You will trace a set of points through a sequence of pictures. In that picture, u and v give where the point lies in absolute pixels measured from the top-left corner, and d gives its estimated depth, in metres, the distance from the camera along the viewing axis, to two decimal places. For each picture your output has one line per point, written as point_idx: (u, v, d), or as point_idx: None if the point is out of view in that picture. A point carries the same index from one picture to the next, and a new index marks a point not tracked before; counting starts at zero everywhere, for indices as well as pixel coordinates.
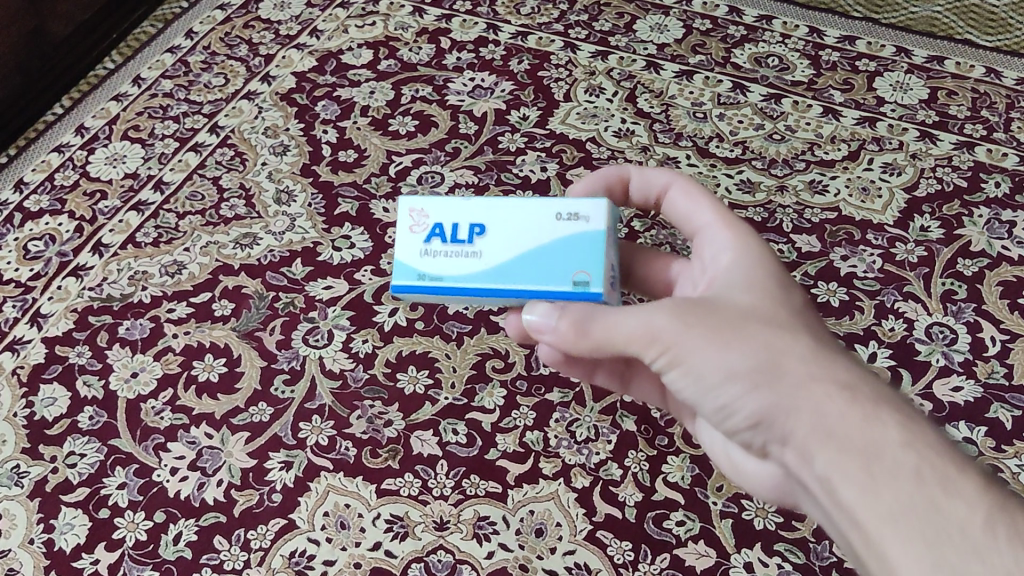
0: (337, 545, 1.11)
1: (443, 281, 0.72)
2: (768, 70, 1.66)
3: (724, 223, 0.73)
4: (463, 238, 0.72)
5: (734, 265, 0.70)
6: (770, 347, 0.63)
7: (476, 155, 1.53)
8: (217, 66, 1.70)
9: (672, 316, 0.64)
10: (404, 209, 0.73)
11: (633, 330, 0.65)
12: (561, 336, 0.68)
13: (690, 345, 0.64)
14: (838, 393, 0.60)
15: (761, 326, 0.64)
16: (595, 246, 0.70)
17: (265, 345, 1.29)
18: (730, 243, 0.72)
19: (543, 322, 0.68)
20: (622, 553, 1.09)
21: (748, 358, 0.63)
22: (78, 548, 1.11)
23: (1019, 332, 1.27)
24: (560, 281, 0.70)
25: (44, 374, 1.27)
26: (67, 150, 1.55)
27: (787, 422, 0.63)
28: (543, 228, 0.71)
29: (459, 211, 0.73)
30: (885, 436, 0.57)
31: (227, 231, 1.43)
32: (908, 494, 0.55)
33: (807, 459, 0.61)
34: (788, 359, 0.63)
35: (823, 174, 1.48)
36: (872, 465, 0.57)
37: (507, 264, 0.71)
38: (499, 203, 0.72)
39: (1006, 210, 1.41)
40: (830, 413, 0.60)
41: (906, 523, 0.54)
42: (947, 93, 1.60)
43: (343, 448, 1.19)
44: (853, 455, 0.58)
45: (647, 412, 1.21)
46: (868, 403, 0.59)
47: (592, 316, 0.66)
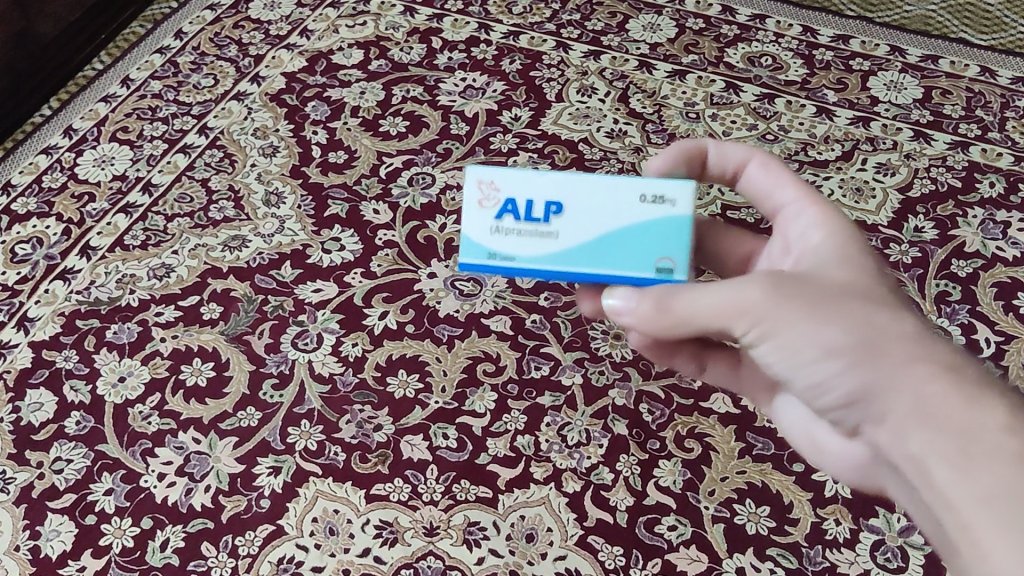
0: (326, 551, 1.10)
1: (516, 261, 0.72)
2: (761, 69, 1.65)
3: (814, 202, 0.72)
4: (538, 216, 0.71)
5: (827, 240, 0.69)
6: (871, 324, 0.61)
7: (467, 156, 1.52)
8: (207, 67, 1.68)
9: (768, 288, 0.62)
10: (475, 182, 0.72)
11: (723, 304, 0.62)
12: (642, 317, 0.66)
13: (785, 320, 0.62)
14: (939, 373, 0.59)
15: (858, 301, 0.62)
16: (677, 232, 0.70)
17: (254, 349, 1.28)
18: (819, 218, 0.71)
19: (622, 306, 0.67)
20: (613, 559, 1.08)
21: (847, 334, 0.61)
22: (64, 555, 1.10)
23: (1015, 334, 1.26)
24: (640, 267, 0.71)
25: (30, 379, 1.25)
26: (55, 152, 1.54)
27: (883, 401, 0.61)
28: (621, 209, 0.70)
29: (534, 187, 0.71)
30: (987, 420, 0.56)
31: (216, 234, 1.42)
32: (1009, 482, 0.54)
33: (901, 438, 0.60)
34: (888, 336, 0.61)
35: (816, 174, 1.47)
36: (969, 449, 0.56)
37: (584, 247, 0.71)
38: (576, 179, 0.71)
39: (1001, 211, 1.41)
40: (931, 394, 0.59)
41: (1007, 510, 0.53)
42: (942, 93, 1.59)
43: (332, 453, 1.18)
44: (952, 438, 0.57)
45: (638, 416, 1.20)
46: (969, 384, 0.58)
47: (680, 294, 0.64)
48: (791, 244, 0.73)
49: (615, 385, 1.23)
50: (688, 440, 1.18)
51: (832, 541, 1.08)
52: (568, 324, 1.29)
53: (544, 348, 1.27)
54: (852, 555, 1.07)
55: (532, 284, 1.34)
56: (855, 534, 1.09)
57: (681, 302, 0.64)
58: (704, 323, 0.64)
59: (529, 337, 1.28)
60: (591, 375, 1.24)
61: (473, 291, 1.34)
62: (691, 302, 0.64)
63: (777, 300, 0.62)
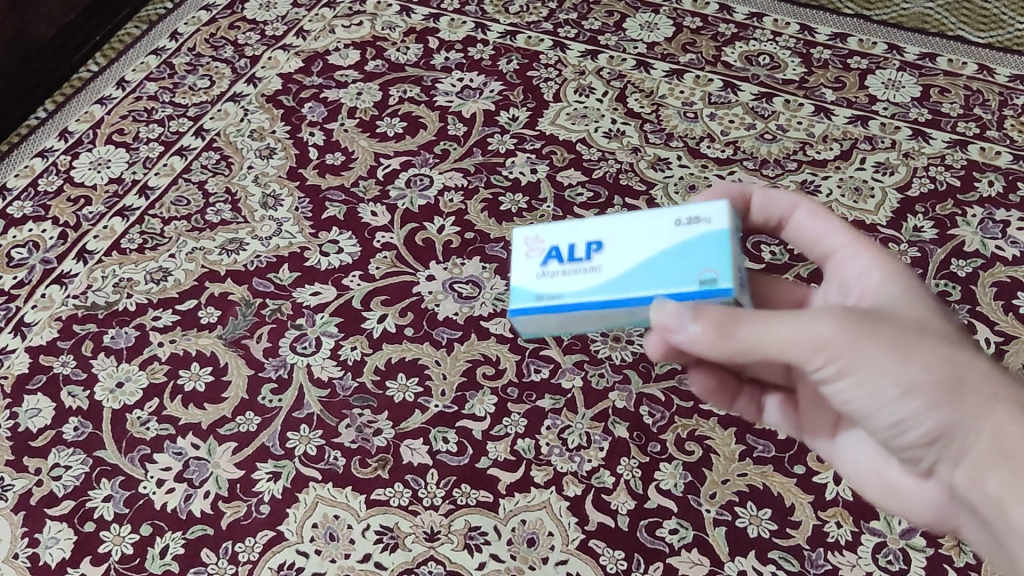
0: (326, 557, 1.10)
1: (561, 298, 0.72)
2: (759, 68, 1.65)
3: (865, 245, 0.74)
4: (580, 256, 0.73)
5: (887, 279, 0.70)
6: (948, 363, 0.62)
7: (464, 157, 1.52)
8: (202, 68, 1.68)
9: (847, 325, 0.61)
10: (520, 239, 0.76)
11: (800, 340, 0.61)
12: (700, 342, 0.63)
13: (862, 356, 0.62)
14: (1019, 412, 0.60)
15: (934, 340, 0.63)
16: (718, 244, 0.70)
17: (252, 353, 1.27)
18: (874, 259, 0.72)
19: (674, 325, 0.64)
20: (615, 563, 1.08)
21: (929, 372, 0.61)
22: (63, 562, 1.09)
23: (1014, 334, 1.26)
24: (685, 281, 0.69)
25: (28, 385, 1.25)
26: (51, 155, 1.53)
27: (963, 437, 0.62)
28: (661, 236, 0.72)
29: (575, 233, 0.74)
30: None
31: (213, 237, 1.41)
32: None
33: (980, 473, 0.61)
34: (965, 372, 0.61)
35: (815, 174, 1.46)
36: None
37: (627, 274, 0.71)
38: (614, 222, 0.74)
39: (1000, 209, 1.40)
40: (1011, 436, 0.59)
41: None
42: (940, 91, 1.58)
43: (331, 458, 1.17)
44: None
45: (640, 419, 1.19)
46: None
47: (743, 320, 0.62)
48: (850, 282, 0.74)
49: (615, 387, 1.22)
50: (688, 442, 1.17)
51: (834, 544, 1.08)
52: None
53: (543, 350, 1.27)
54: (854, 558, 1.07)
55: None
56: (857, 537, 1.08)
57: (751, 333, 0.62)
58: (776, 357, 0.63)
59: (529, 340, 1.28)
60: (591, 378, 1.23)
61: (472, 293, 1.33)
62: (761, 334, 0.62)
63: (855, 336, 0.61)
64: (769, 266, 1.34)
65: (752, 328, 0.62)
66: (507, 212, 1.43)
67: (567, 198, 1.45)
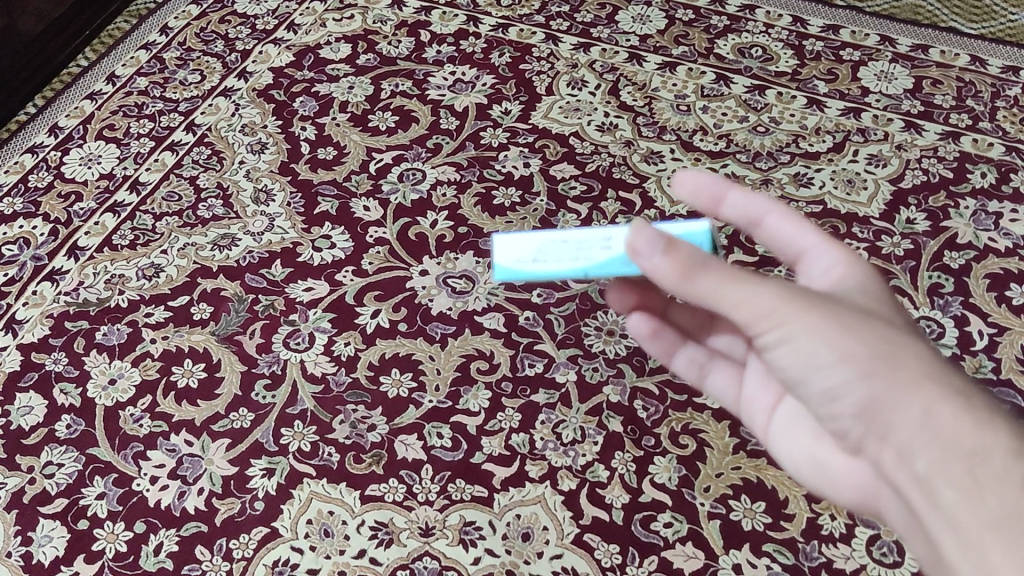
0: (321, 553, 1.09)
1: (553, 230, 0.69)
2: (751, 60, 1.64)
3: (837, 246, 0.68)
4: None
5: (851, 279, 0.65)
6: (889, 343, 0.59)
7: (457, 152, 1.51)
8: (193, 62, 1.67)
9: (789, 293, 0.58)
10: None
11: (743, 299, 0.58)
12: (659, 272, 0.58)
13: (801, 323, 0.59)
14: (950, 392, 0.56)
15: (875, 322, 0.60)
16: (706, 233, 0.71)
17: (245, 349, 1.27)
18: (842, 259, 0.67)
19: (641, 248, 0.57)
20: (610, 557, 1.08)
21: (865, 346, 0.58)
22: (57, 561, 1.09)
23: (1007, 325, 1.26)
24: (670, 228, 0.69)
25: (20, 383, 1.24)
26: (41, 150, 1.52)
27: (889, 415, 0.58)
28: None
29: None
30: (996, 443, 0.53)
31: (205, 232, 1.41)
32: (1013, 506, 0.51)
33: (907, 454, 0.57)
34: (900, 350, 0.58)
35: (808, 167, 1.46)
36: (975, 471, 0.53)
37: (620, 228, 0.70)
38: None
39: (993, 201, 1.40)
40: (940, 415, 0.55)
41: (1013, 536, 0.50)
42: (932, 83, 1.58)
43: (326, 454, 1.17)
44: (959, 459, 0.54)
45: (634, 413, 1.20)
46: (982, 408, 0.55)
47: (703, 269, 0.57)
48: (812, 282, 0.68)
49: (609, 381, 1.23)
50: (682, 436, 1.17)
51: (828, 536, 1.08)
52: (562, 320, 1.29)
53: (537, 345, 1.27)
54: (848, 550, 1.07)
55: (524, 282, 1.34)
56: (851, 529, 1.09)
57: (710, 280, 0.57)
58: (726, 313, 0.60)
59: (522, 334, 1.28)
60: (585, 372, 1.24)
61: (466, 288, 1.33)
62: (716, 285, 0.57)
63: (798, 307, 0.59)
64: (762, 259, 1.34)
65: (709, 276, 0.57)
66: (500, 206, 1.43)
67: (560, 191, 1.44)
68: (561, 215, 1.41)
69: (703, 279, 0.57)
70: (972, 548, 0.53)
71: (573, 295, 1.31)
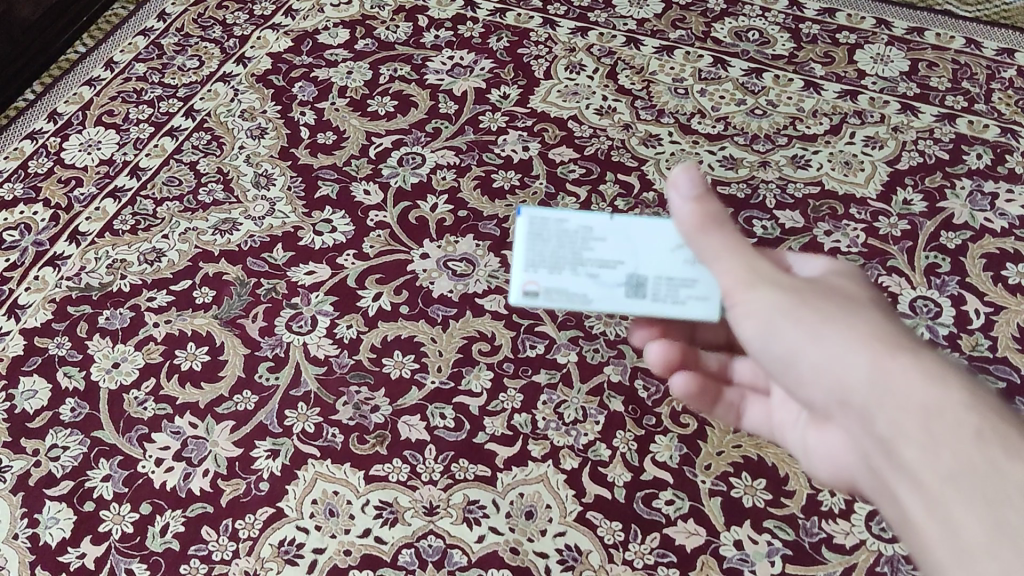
0: (327, 533, 1.10)
1: None
2: (748, 44, 1.65)
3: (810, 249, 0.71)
4: None
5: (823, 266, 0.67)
6: (849, 316, 0.59)
7: (456, 136, 1.52)
8: (191, 48, 1.67)
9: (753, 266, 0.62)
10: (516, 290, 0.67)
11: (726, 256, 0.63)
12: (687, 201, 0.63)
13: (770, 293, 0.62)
14: (903, 354, 0.56)
15: (837, 298, 0.61)
16: None
17: (248, 332, 1.28)
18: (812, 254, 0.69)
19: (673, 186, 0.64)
20: (613, 534, 1.09)
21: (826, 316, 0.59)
22: (64, 542, 1.10)
23: (1004, 304, 1.27)
24: None
25: (24, 367, 1.25)
26: (40, 136, 1.52)
27: (846, 384, 0.58)
28: None
29: None
30: (947, 396, 0.52)
31: (206, 217, 1.41)
32: (965, 455, 0.50)
33: (868, 419, 0.57)
34: (856, 318, 0.59)
35: (806, 149, 1.47)
36: (929, 424, 0.52)
37: None
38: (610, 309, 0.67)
39: (988, 182, 1.42)
40: (895, 376, 0.55)
41: (967, 487, 0.49)
42: (928, 65, 1.59)
43: (330, 435, 1.18)
44: (914, 416, 0.53)
45: (634, 393, 1.21)
46: (935, 366, 0.54)
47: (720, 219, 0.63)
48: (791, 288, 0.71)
49: (610, 361, 1.24)
50: (683, 415, 1.19)
51: (828, 512, 1.10)
52: None
53: (538, 326, 1.27)
54: (848, 526, 1.09)
55: None
56: (850, 505, 1.10)
57: (702, 238, 0.63)
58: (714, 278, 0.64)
59: (523, 316, 1.29)
60: (586, 353, 1.24)
61: (466, 271, 1.34)
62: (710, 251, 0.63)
63: (766, 283, 0.62)
64: (761, 241, 1.35)
65: (706, 242, 0.64)
66: (500, 189, 1.44)
67: (559, 174, 1.45)
68: (561, 198, 1.42)
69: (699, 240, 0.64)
70: (932, 506, 0.51)
71: None
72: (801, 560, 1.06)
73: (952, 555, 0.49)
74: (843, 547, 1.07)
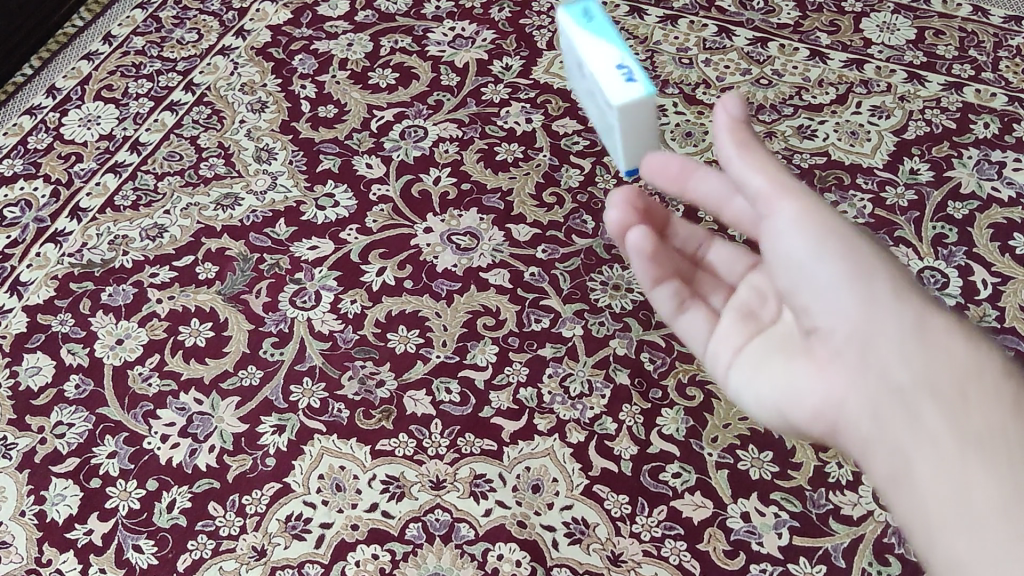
0: (334, 507, 1.10)
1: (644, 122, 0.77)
2: (753, 13, 1.63)
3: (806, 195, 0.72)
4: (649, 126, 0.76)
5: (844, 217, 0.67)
6: (894, 269, 0.62)
7: (458, 108, 1.51)
8: (190, 21, 1.65)
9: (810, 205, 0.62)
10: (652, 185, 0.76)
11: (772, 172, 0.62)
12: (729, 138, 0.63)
13: (826, 227, 0.62)
14: (940, 318, 0.60)
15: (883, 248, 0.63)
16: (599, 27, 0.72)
17: (252, 308, 1.27)
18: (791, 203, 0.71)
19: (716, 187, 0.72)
20: (619, 507, 1.09)
21: (876, 263, 0.62)
22: (71, 519, 1.10)
23: (1011, 275, 1.27)
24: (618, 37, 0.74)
25: (27, 344, 1.24)
26: (39, 112, 1.51)
27: (878, 324, 0.61)
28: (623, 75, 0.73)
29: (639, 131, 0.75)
30: (985, 365, 0.57)
31: (207, 192, 1.40)
32: (997, 423, 0.55)
33: (885, 365, 0.60)
34: (902, 271, 0.63)
35: (812, 119, 1.46)
36: (963, 386, 0.57)
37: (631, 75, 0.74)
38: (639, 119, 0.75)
39: (996, 151, 1.40)
40: (939, 337, 0.59)
41: (997, 460, 0.54)
42: (935, 33, 1.57)
43: (335, 410, 1.18)
44: (950, 378, 0.58)
45: (641, 366, 1.20)
46: (970, 333, 0.60)
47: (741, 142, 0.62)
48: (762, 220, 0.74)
49: (615, 335, 1.23)
50: (690, 387, 1.18)
51: (835, 484, 1.10)
52: (567, 275, 1.29)
53: (543, 300, 1.27)
54: (855, 496, 1.08)
55: (529, 238, 1.34)
56: (857, 477, 1.10)
57: (745, 142, 0.62)
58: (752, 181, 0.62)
59: (528, 290, 1.28)
60: (591, 326, 1.24)
61: (471, 245, 1.33)
62: (752, 165, 0.62)
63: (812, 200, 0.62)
64: None
65: (753, 150, 0.62)
66: (504, 162, 1.43)
67: (564, 146, 1.44)
68: (565, 170, 1.41)
69: (735, 147, 0.62)
70: (942, 467, 0.56)
71: (578, 251, 1.32)
72: (809, 532, 1.06)
73: (955, 516, 0.54)
74: (852, 519, 1.07)
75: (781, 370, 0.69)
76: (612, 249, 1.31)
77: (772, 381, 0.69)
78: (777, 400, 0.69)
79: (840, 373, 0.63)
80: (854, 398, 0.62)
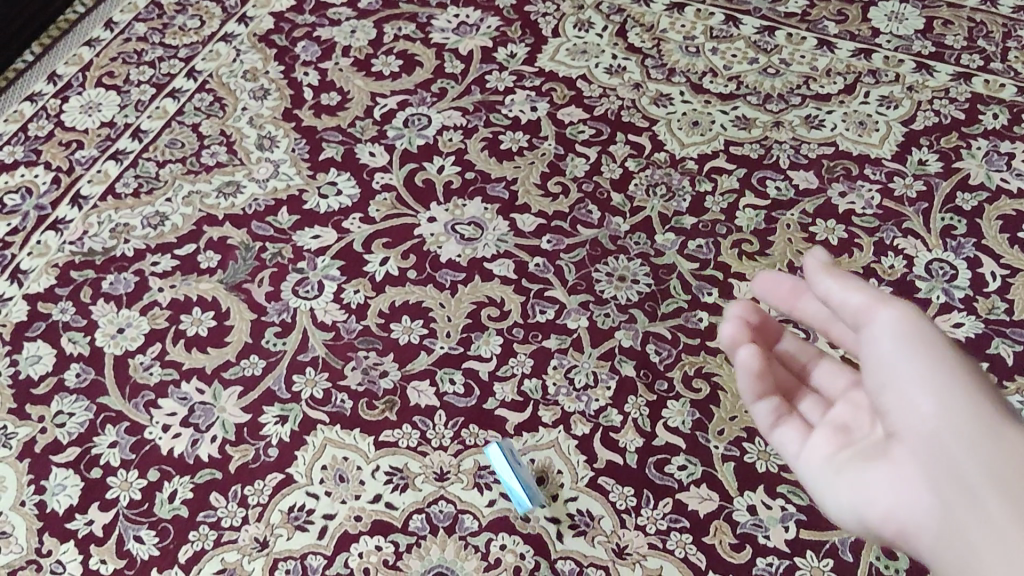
0: (337, 498, 1.09)
1: None
2: (761, 1, 1.61)
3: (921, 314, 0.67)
4: None
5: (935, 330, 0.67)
6: (977, 378, 0.63)
7: (462, 96, 1.49)
8: (192, 7, 1.63)
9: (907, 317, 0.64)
10: None
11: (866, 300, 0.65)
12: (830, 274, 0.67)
13: (921, 334, 0.63)
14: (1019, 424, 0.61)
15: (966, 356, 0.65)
16: None
17: (254, 298, 1.26)
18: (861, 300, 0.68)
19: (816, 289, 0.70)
20: (624, 500, 1.08)
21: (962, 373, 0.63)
22: (71, 509, 1.09)
23: (1020, 267, 1.26)
24: None
25: (27, 332, 1.23)
26: (40, 99, 1.50)
27: (958, 427, 0.61)
28: None
29: None
30: None
31: (209, 180, 1.39)
32: None
33: (961, 469, 0.60)
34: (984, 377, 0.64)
35: (819, 109, 1.44)
36: None
37: None
38: None
39: (1005, 142, 1.39)
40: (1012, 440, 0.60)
41: None
42: (943, 23, 1.56)
43: (338, 401, 1.17)
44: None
45: (647, 357, 1.19)
46: None
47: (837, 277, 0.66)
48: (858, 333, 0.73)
49: (621, 326, 1.22)
50: (696, 379, 1.17)
51: None
52: (572, 266, 1.28)
53: (548, 291, 1.26)
54: None
55: (533, 228, 1.32)
56: None
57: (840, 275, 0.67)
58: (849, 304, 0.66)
59: (533, 281, 1.27)
60: (597, 317, 1.23)
61: (475, 235, 1.32)
62: (849, 287, 0.66)
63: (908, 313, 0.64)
64: (774, 202, 1.34)
65: (850, 278, 0.66)
66: (508, 151, 1.41)
67: (569, 135, 1.43)
68: (570, 159, 1.40)
69: (830, 278, 0.67)
70: None
71: (583, 241, 1.30)
72: (816, 526, 1.05)
73: None
74: None
75: (863, 477, 0.66)
76: (618, 239, 1.30)
77: (854, 490, 0.66)
78: (846, 506, 0.67)
79: (918, 470, 0.63)
80: (929, 502, 0.62)
